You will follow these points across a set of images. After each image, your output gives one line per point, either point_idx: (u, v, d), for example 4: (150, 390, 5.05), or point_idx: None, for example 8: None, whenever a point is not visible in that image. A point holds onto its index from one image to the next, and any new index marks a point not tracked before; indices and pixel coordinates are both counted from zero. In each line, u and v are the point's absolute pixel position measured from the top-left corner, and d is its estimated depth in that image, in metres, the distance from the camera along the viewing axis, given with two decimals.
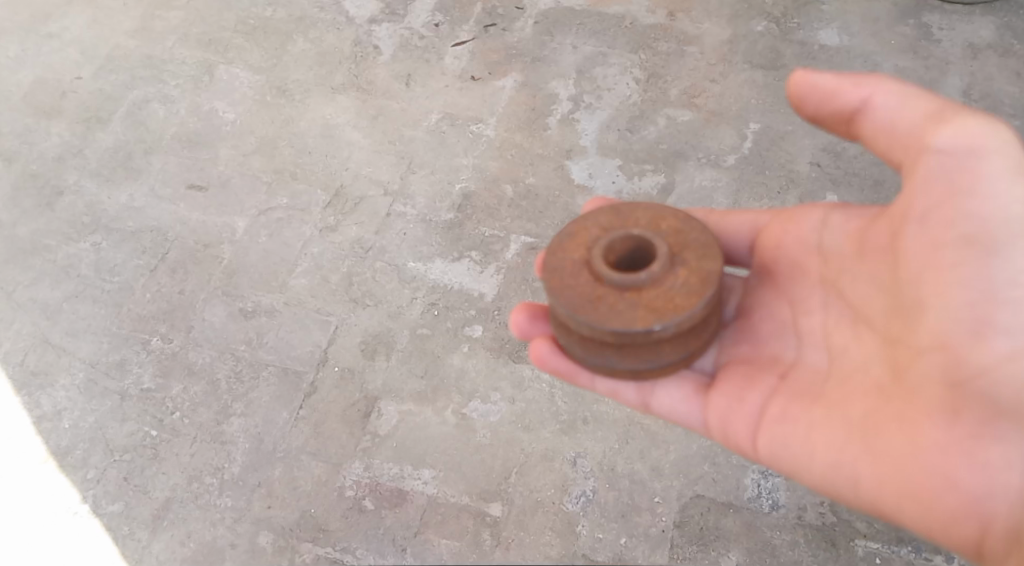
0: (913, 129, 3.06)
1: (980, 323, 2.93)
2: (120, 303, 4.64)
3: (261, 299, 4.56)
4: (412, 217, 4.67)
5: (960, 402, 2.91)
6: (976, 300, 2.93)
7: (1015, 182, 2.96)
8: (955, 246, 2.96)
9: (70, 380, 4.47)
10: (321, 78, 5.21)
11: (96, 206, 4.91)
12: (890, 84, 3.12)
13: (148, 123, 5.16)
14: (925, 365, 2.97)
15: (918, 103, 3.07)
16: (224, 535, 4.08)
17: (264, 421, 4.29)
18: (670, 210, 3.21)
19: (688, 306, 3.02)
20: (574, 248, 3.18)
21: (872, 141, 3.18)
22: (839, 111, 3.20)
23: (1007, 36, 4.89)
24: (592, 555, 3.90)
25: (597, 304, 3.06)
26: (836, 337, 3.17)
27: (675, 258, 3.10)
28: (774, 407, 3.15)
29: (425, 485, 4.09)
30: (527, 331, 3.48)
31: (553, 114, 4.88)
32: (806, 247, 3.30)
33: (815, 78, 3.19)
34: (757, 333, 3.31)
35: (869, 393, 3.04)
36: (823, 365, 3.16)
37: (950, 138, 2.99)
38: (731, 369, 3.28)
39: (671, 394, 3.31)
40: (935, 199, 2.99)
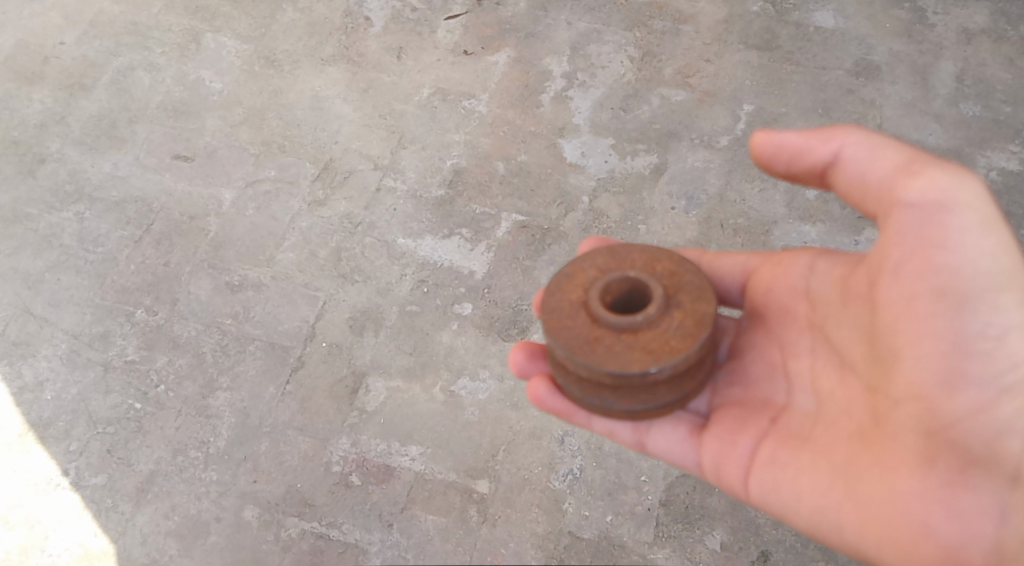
0: (883, 181, 3.03)
1: (951, 375, 2.94)
2: (104, 274, 4.57)
3: (247, 273, 4.51)
4: (402, 193, 4.63)
5: (935, 451, 2.96)
6: (950, 351, 2.93)
7: (986, 233, 2.94)
8: (929, 298, 2.93)
9: (53, 351, 4.42)
10: (311, 49, 5.12)
11: (79, 174, 4.83)
12: (859, 136, 3.09)
13: (133, 91, 5.06)
14: (900, 415, 2.98)
15: (886, 154, 3.03)
16: (209, 509, 4.07)
17: (250, 396, 4.26)
18: (665, 252, 3.21)
19: (683, 349, 3.01)
20: (572, 288, 3.17)
21: (847, 194, 3.14)
22: (811, 166, 3.18)
23: (1001, 22, 4.89)
24: (578, 533, 3.94)
25: (595, 345, 3.06)
26: (821, 381, 3.16)
27: (670, 299, 3.10)
28: (765, 450, 3.15)
29: (412, 462, 4.09)
30: (526, 369, 3.41)
31: (546, 91, 4.84)
32: (796, 292, 3.28)
33: (781, 138, 3.17)
34: (748, 375, 3.28)
35: (850, 439, 3.05)
36: (811, 409, 3.15)
37: (920, 192, 2.96)
38: (724, 411, 3.25)
39: (666, 435, 3.28)
40: (910, 251, 2.95)
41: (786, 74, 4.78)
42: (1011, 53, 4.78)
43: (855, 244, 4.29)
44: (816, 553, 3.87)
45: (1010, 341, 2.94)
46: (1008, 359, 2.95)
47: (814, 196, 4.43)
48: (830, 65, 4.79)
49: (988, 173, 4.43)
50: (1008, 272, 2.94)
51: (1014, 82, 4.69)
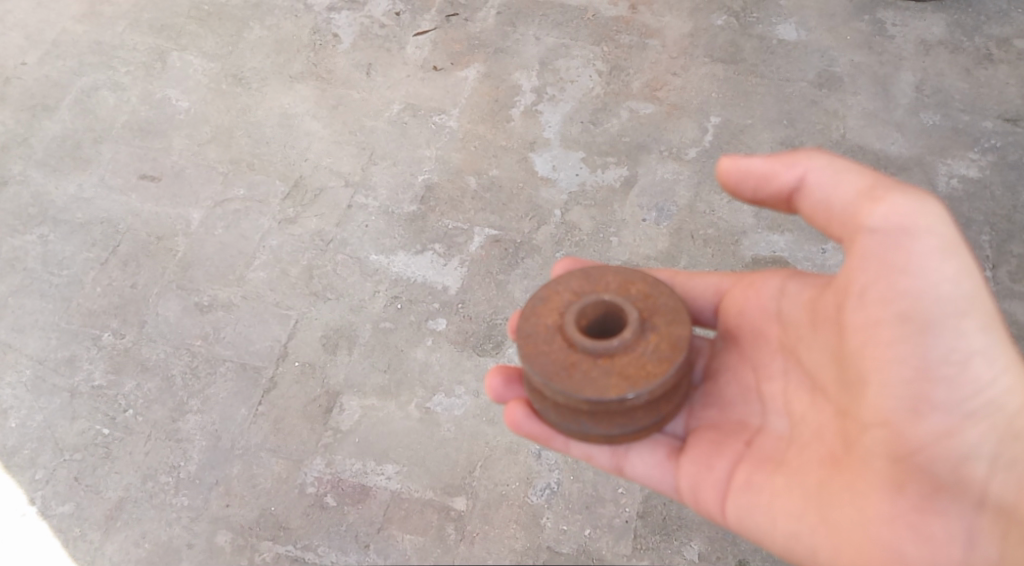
0: (848, 206, 2.99)
1: (916, 401, 2.94)
2: (69, 297, 4.49)
3: (217, 293, 4.46)
4: (374, 209, 4.61)
5: (903, 475, 2.99)
6: (914, 377, 2.92)
7: (947, 259, 2.89)
8: (892, 324, 2.91)
9: (18, 376, 4.33)
10: (279, 66, 5.10)
11: (42, 197, 4.75)
12: (822, 160, 3.05)
13: (97, 111, 4.99)
14: (870, 440, 3.00)
15: (850, 179, 2.99)
16: (181, 535, 3.99)
17: (222, 418, 4.20)
18: (639, 274, 3.21)
19: (659, 373, 3.01)
20: (547, 313, 3.17)
21: (813, 218, 3.10)
22: (777, 191, 3.14)
23: (957, 33, 5.02)
24: (557, 547, 3.92)
25: (571, 371, 3.05)
26: (795, 404, 3.17)
27: (645, 323, 3.10)
28: (740, 475, 3.16)
29: (389, 481, 4.05)
30: (503, 394, 3.39)
31: (516, 106, 4.87)
32: (767, 315, 3.28)
33: (746, 163, 3.13)
34: (722, 397, 3.29)
35: (822, 464, 3.08)
36: (785, 432, 3.17)
37: (883, 218, 2.91)
38: (700, 435, 3.25)
39: (644, 459, 3.28)
40: (875, 276, 2.93)
41: (751, 87, 4.85)
42: (968, 63, 4.91)
43: (822, 253, 4.36)
44: None
45: (974, 366, 2.93)
46: (973, 382, 2.94)
47: None
48: (794, 77, 4.88)
49: (949, 181, 4.53)
50: (971, 296, 2.91)
51: (971, 91, 4.81)
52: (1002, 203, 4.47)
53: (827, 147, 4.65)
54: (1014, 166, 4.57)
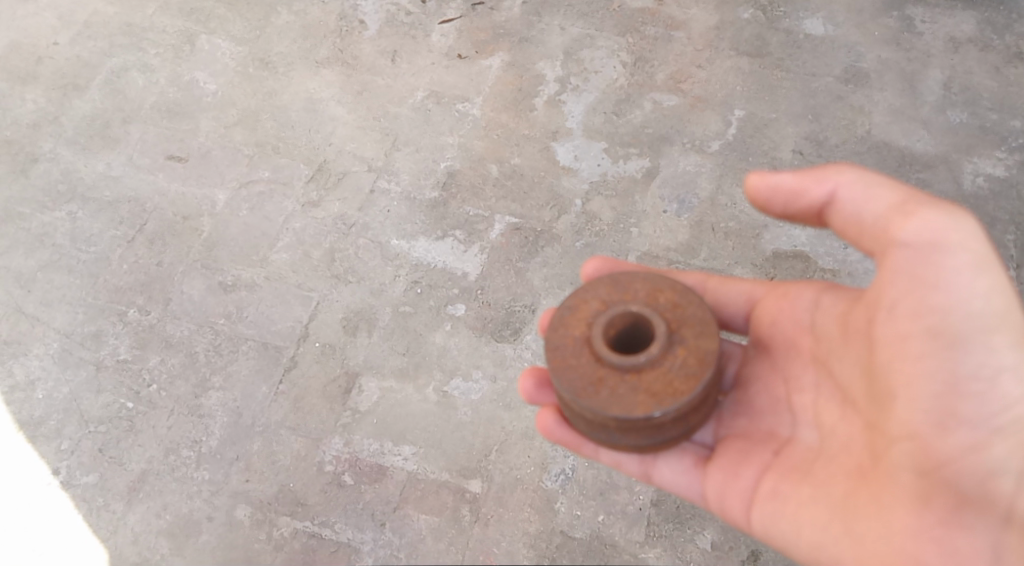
0: (878, 221, 3.05)
1: (944, 415, 2.99)
2: (96, 274, 4.58)
3: (240, 274, 4.53)
4: (396, 195, 4.66)
5: (930, 489, 3.03)
6: (942, 391, 2.98)
7: (979, 274, 2.96)
8: (922, 337, 2.96)
9: (44, 350, 4.43)
10: (305, 51, 5.14)
11: (72, 173, 4.83)
12: (853, 175, 3.10)
13: (126, 91, 5.06)
14: (897, 453, 3.03)
15: (880, 194, 3.05)
16: (201, 508, 4.09)
17: (243, 395, 4.28)
18: (668, 282, 3.23)
19: (686, 390, 3.04)
20: (575, 324, 3.21)
21: (843, 233, 3.15)
22: (807, 207, 3.18)
23: (987, 30, 4.97)
24: (570, 532, 3.98)
25: (599, 387, 3.09)
26: (824, 415, 3.19)
27: (673, 335, 3.12)
28: (767, 484, 3.19)
29: (405, 462, 4.12)
30: (534, 397, 3.45)
31: (540, 95, 4.88)
32: (799, 326, 3.29)
33: (776, 179, 3.18)
34: (753, 407, 3.30)
35: (848, 475, 3.11)
36: (815, 443, 3.19)
37: (915, 231, 2.98)
38: (729, 444, 3.28)
39: (672, 467, 3.32)
40: (906, 290, 2.98)
41: (776, 80, 4.84)
42: (997, 61, 4.87)
43: (845, 248, 4.36)
44: None
45: (1002, 382, 3.00)
46: (1001, 398, 3.00)
47: None
48: (820, 71, 4.86)
49: (974, 179, 4.51)
50: (1001, 312, 2.98)
51: (1000, 90, 4.77)
52: None
53: (851, 143, 4.64)
54: None
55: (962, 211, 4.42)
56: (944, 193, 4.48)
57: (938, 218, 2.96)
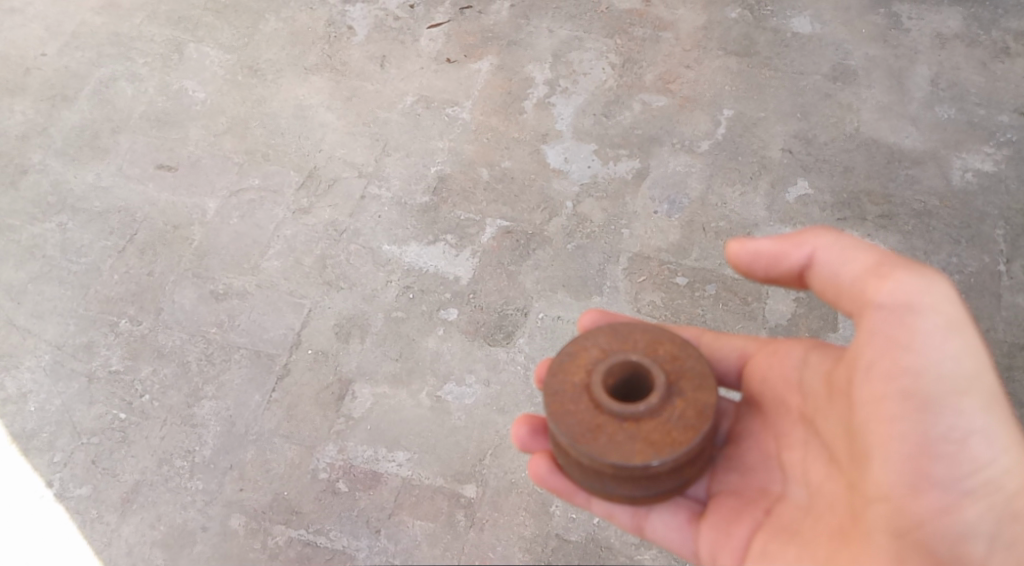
0: (855, 282, 3.03)
1: (916, 478, 2.97)
2: (87, 285, 4.56)
3: (232, 282, 4.52)
4: (387, 200, 4.66)
5: (906, 552, 3.02)
6: (913, 453, 2.96)
7: (951, 336, 2.93)
8: (896, 400, 2.94)
9: (36, 361, 4.41)
10: (294, 58, 5.15)
11: (62, 185, 4.82)
12: (831, 238, 3.09)
13: (115, 102, 5.05)
14: (873, 515, 3.02)
15: (857, 256, 3.03)
16: (195, 518, 4.06)
17: (235, 404, 4.26)
18: (667, 334, 3.23)
19: (684, 441, 3.02)
20: (574, 370, 3.19)
21: (824, 295, 3.14)
22: (788, 270, 3.17)
23: (974, 26, 4.99)
24: (565, 535, 3.96)
25: (596, 434, 3.07)
26: (811, 473, 3.16)
27: (672, 386, 3.11)
28: (756, 544, 3.16)
29: (400, 467, 4.10)
30: (528, 444, 3.41)
31: (529, 98, 4.88)
32: (789, 383, 3.26)
33: (755, 245, 3.18)
34: (745, 462, 3.27)
35: (832, 537, 3.07)
36: (803, 501, 3.15)
37: (889, 294, 2.95)
38: (721, 501, 3.25)
39: (665, 521, 3.29)
40: (881, 352, 2.96)
41: (765, 80, 4.85)
42: (984, 57, 4.88)
43: None
44: None
45: (974, 444, 2.97)
46: (974, 460, 2.98)
47: (794, 198, 4.49)
48: (808, 70, 4.87)
49: (963, 175, 4.52)
50: (973, 375, 2.95)
51: (987, 85, 4.79)
52: (1017, 197, 4.46)
53: (840, 141, 4.65)
54: None
55: (952, 207, 4.43)
56: (933, 189, 4.48)
57: (909, 281, 2.92)
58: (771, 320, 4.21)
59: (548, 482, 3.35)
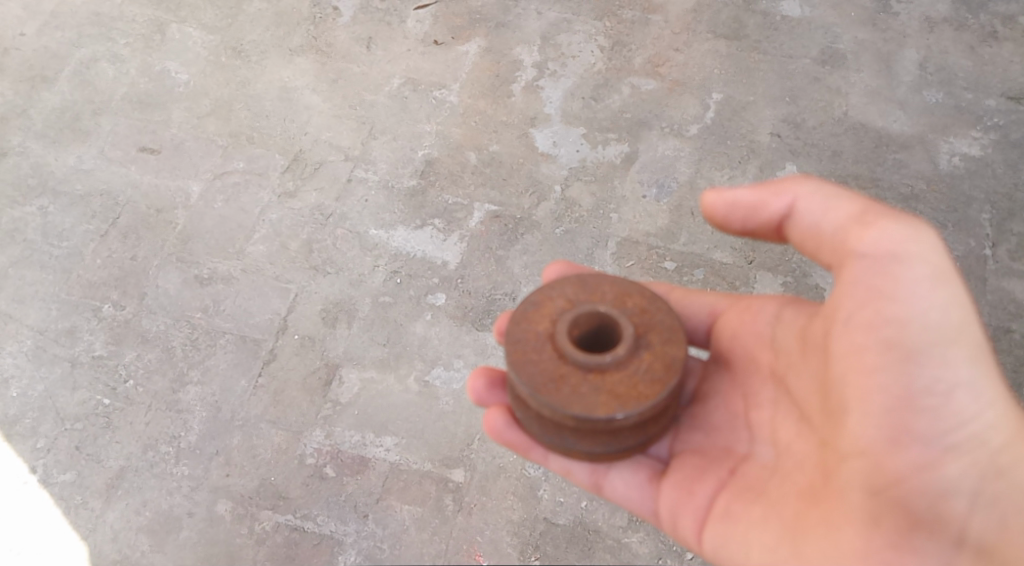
0: (837, 232, 2.95)
1: (894, 432, 2.87)
2: (69, 270, 4.50)
3: (217, 266, 4.47)
4: (373, 183, 4.61)
5: (880, 510, 2.92)
6: (895, 407, 2.85)
7: (936, 287, 2.83)
8: (877, 350, 2.85)
9: (18, 346, 4.35)
10: (278, 39, 5.08)
11: (42, 167, 4.74)
12: (813, 188, 3.02)
13: (96, 83, 4.97)
14: (847, 471, 2.93)
15: (840, 205, 2.95)
16: (181, 504, 4.03)
17: (221, 389, 4.23)
18: (637, 287, 3.16)
19: (650, 395, 2.97)
20: (539, 319, 3.11)
21: (803, 247, 3.07)
22: (767, 222, 3.11)
23: (962, 10, 4.99)
24: (553, 519, 3.97)
25: (560, 385, 3.00)
26: (781, 432, 3.12)
27: (640, 340, 3.05)
28: (721, 503, 3.13)
29: (387, 453, 4.08)
30: (485, 397, 3.37)
31: (517, 81, 4.84)
32: (761, 340, 3.22)
33: (733, 195, 3.11)
34: (711, 422, 3.24)
35: (801, 494, 3.02)
36: (770, 461, 3.12)
37: (873, 243, 2.87)
38: (685, 459, 3.22)
39: (625, 479, 3.25)
40: (861, 303, 2.88)
41: (754, 63, 4.84)
42: (972, 40, 4.88)
43: None
44: None
45: (959, 397, 2.86)
46: (956, 414, 2.87)
47: None
48: (797, 53, 4.86)
49: (950, 159, 4.52)
50: (959, 326, 2.84)
51: (975, 69, 4.79)
52: (1003, 181, 4.47)
53: (829, 125, 4.64)
54: (1015, 145, 4.57)
55: (939, 190, 4.44)
56: (921, 173, 4.49)
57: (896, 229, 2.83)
58: None
59: (504, 437, 3.29)
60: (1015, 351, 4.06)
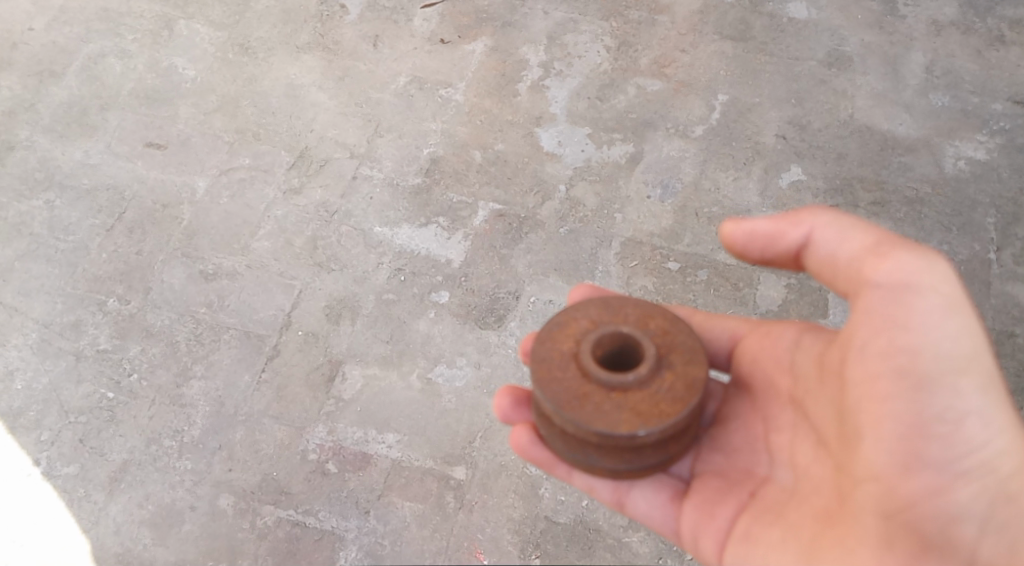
0: (852, 262, 2.95)
1: (908, 459, 2.88)
2: (75, 263, 4.52)
3: (222, 262, 4.49)
4: (378, 181, 4.63)
5: (893, 535, 2.93)
6: (907, 433, 2.86)
7: (949, 316, 2.84)
8: (890, 378, 2.85)
9: (23, 339, 4.37)
10: (286, 36, 5.10)
11: (49, 161, 4.76)
12: (829, 218, 3.01)
13: (103, 78, 4.99)
14: (862, 496, 2.93)
15: (855, 235, 2.95)
16: (183, 498, 4.05)
17: (225, 384, 4.25)
18: (659, 309, 3.17)
19: (673, 413, 2.97)
20: (563, 339, 3.12)
21: (819, 276, 3.06)
22: (784, 251, 3.10)
23: (969, 14, 4.99)
24: (554, 517, 3.98)
25: (583, 402, 3.01)
26: (798, 456, 3.09)
27: (662, 360, 3.06)
28: (740, 526, 3.10)
29: (389, 449, 4.10)
30: (510, 415, 3.37)
31: (523, 80, 4.85)
32: (779, 366, 3.20)
33: (750, 226, 3.11)
34: (730, 444, 3.21)
35: (817, 518, 3.01)
36: (788, 484, 3.09)
37: (887, 273, 2.87)
38: (705, 481, 3.18)
39: (646, 498, 3.22)
40: (876, 332, 2.87)
41: (760, 65, 4.84)
42: (979, 44, 4.88)
43: None
44: None
45: (970, 424, 2.88)
46: (968, 442, 2.89)
47: (787, 184, 4.49)
48: (803, 55, 4.86)
49: (956, 162, 4.52)
50: (970, 355, 2.85)
51: (982, 73, 4.79)
52: (1009, 186, 4.47)
53: (834, 127, 4.64)
54: (1021, 149, 4.56)
55: (944, 194, 4.44)
56: (926, 176, 4.49)
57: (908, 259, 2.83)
58: (762, 306, 4.22)
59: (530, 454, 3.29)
60: (1018, 355, 4.05)
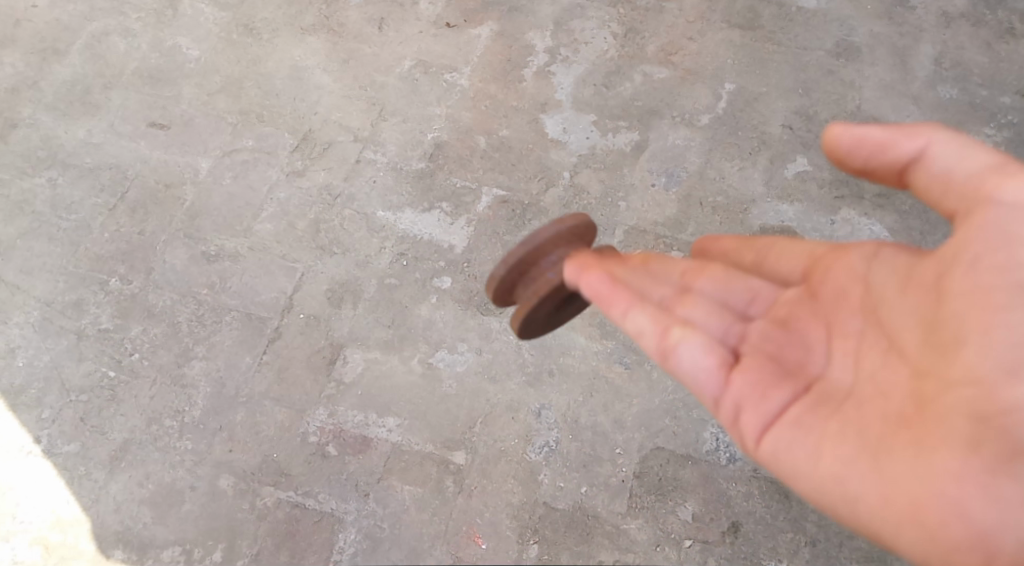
0: (972, 178, 2.89)
1: (1013, 363, 2.77)
2: (77, 242, 4.51)
3: (224, 243, 4.48)
4: (382, 165, 4.61)
5: (983, 436, 2.76)
6: (1018, 343, 2.78)
7: None
8: (1009, 290, 2.80)
9: (24, 317, 4.38)
10: (291, 17, 5.05)
11: (52, 139, 4.74)
12: (947, 133, 2.94)
13: (107, 57, 4.96)
14: (952, 398, 2.81)
15: (978, 154, 2.89)
16: (184, 477, 4.07)
17: (226, 365, 4.25)
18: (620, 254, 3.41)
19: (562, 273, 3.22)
20: None
21: (924, 194, 2.98)
22: (891, 163, 2.98)
23: (980, 5, 4.91)
24: (553, 503, 3.99)
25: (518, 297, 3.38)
26: (866, 359, 2.98)
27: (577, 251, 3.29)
28: (795, 411, 2.95)
29: (390, 433, 4.11)
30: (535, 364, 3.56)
31: (529, 66, 4.82)
32: (853, 278, 3.07)
33: (862, 129, 2.98)
34: (788, 337, 3.07)
35: (886, 418, 2.88)
36: (844, 384, 2.97)
37: (1016, 193, 2.83)
38: (761, 362, 3.02)
39: (696, 353, 2.99)
40: (993, 245, 2.82)
41: (767, 54, 4.80)
42: (990, 37, 4.83)
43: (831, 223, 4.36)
44: (784, 524, 3.95)
45: None
46: None
47: (793, 174, 4.48)
48: (811, 45, 4.82)
49: None
50: None
51: (991, 66, 4.74)
52: None
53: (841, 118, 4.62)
54: None
55: None
56: None
57: None
58: None
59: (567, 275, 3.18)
60: None
